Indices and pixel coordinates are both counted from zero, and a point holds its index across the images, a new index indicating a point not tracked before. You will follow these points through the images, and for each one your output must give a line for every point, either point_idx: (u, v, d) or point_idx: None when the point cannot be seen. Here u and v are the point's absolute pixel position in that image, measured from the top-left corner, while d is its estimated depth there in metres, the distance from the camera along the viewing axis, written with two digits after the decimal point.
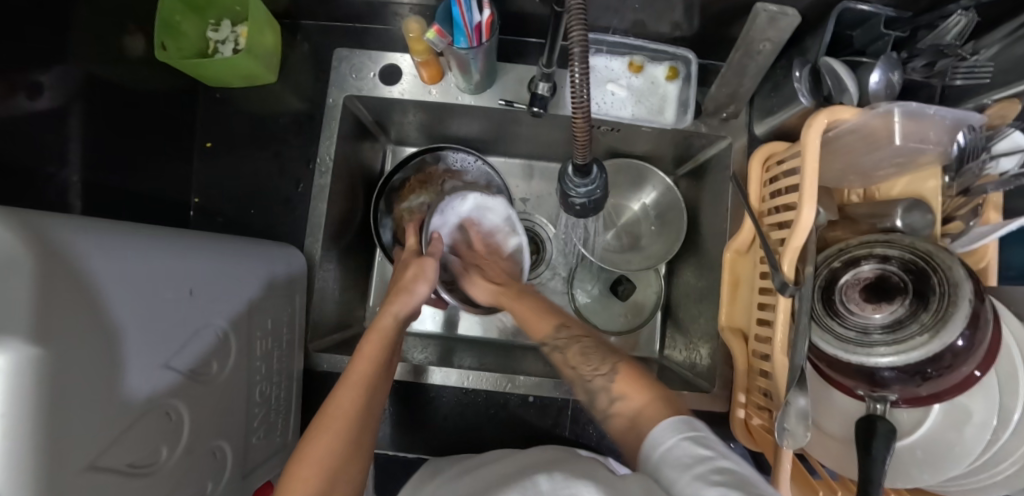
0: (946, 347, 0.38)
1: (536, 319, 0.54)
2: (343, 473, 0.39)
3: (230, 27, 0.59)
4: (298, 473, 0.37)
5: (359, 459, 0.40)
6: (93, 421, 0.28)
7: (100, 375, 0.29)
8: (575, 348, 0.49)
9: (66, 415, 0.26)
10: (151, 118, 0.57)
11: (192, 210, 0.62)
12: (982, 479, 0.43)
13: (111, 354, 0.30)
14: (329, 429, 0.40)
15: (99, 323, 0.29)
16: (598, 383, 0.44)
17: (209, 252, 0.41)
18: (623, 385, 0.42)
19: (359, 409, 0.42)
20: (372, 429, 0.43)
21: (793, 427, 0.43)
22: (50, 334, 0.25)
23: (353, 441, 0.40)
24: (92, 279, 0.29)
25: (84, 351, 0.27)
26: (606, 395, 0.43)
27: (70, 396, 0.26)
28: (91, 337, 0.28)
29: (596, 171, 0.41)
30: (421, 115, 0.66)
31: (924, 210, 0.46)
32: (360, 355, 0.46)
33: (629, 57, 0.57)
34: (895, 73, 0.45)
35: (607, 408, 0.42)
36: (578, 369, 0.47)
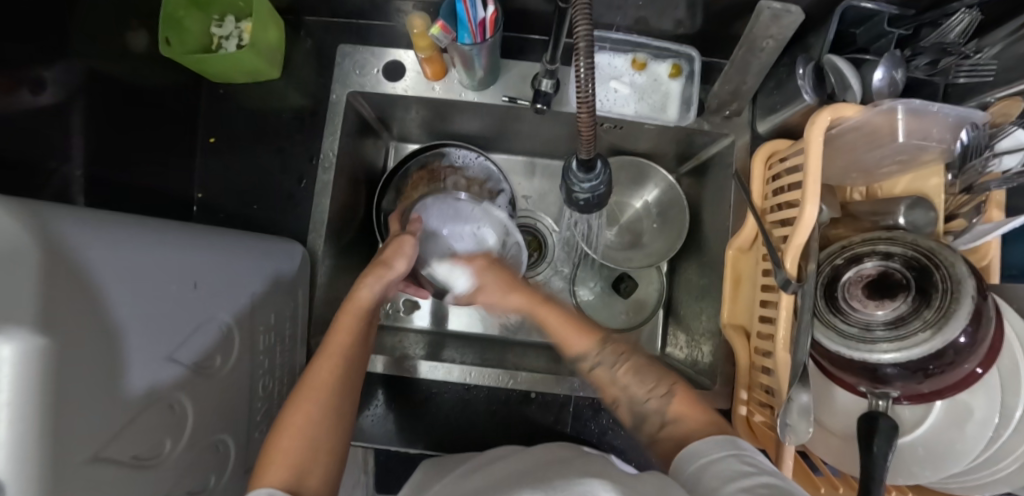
0: (948, 343, 0.38)
1: (569, 332, 0.52)
2: (325, 441, 0.41)
3: (234, 23, 0.60)
4: (281, 443, 0.39)
5: (339, 429, 0.43)
6: (97, 413, 0.28)
7: (106, 367, 0.29)
8: (626, 365, 0.50)
9: (70, 405, 0.26)
10: (154, 113, 0.57)
11: (195, 205, 0.62)
12: (983, 477, 0.43)
13: (116, 345, 0.30)
14: (308, 401, 0.42)
15: (104, 314, 0.29)
16: (652, 406, 0.45)
17: (212, 245, 0.41)
18: (679, 408, 0.43)
19: (336, 382, 0.44)
20: (351, 400, 0.45)
21: (794, 423, 0.43)
22: (55, 326, 0.25)
23: (331, 411, 0.42)
24: (97, 272, 0.29)
25: (88, 343, 0.27)
26: (657, 417, 0.44)
27: (74, 387, 0.26)
28: (95, 327, 0.28)
29: (600, 166, 0.41)
30: (424, 111, 0.66)
31: (926, 207, 0.46)
32: (338, 330, 0.47)
33: (632, 54, 0.57)
34: (898, 71, 0.45)
35: (656, 432, 0.43)
36: (628, 388, 0.47)
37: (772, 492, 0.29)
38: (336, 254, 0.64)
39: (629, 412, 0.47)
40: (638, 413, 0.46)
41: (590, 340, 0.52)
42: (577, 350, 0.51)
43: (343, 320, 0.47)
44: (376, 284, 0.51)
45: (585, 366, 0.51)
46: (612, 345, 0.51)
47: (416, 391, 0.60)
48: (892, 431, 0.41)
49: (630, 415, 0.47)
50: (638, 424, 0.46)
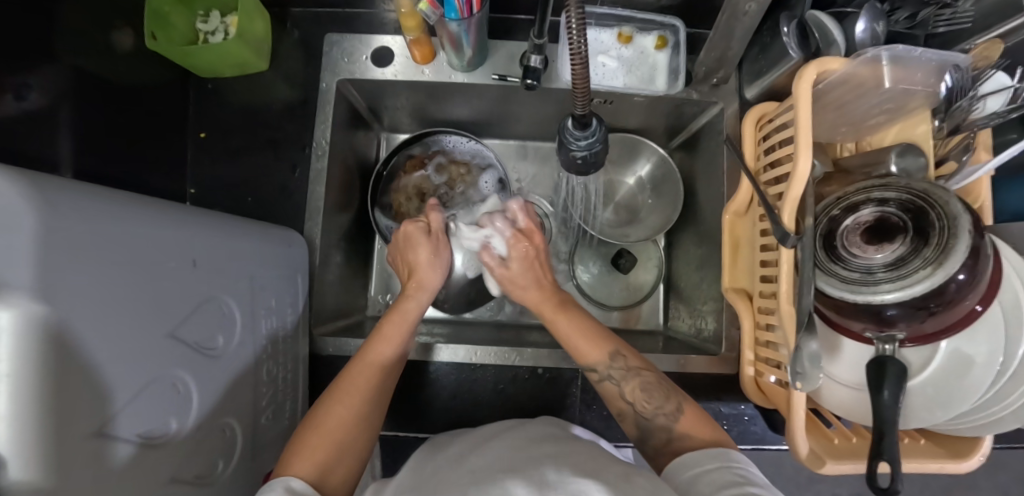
0: (949, 279, 0.38)
1: (582, 342, 0.51)
2: (353, 443, 0.44)
3: (219, 17, 0.60)
4: (311, 438, 0.42)
5: (366, 433, 0.45)
6: (101, 387, 0.27)
7: (108, 337, 0.28)
8: (636, 382, 0.48)
9: (76, 375, 0.25)
10: (142, 109, 0.56)
11: (188, 201, 0.62)
12: (994, 413, 0.43)
13: (120, 318, 0.29)
14: (342, 403, 0.45)
15: (104, 284, 0.28)
16: (659, 423, 0.46)
17: (210, 226, 0.40)
18: (686, 425, 0.44)
19: (373, 387, 0.46)
20: (381, 407, 0.47)
21: (806, 370, 0.43)
22: (55, 289, 0.24)
23: (363, 416, 0.45)
24: (97, 240, 0.28)
25: (91, 308, 0.27)
26: (664, 434, 0.45)
27: (78, 355, 0.26)
28: (96, 295, 0.27)
29: (596, 124, 0.42)
30: (414, 98, 0.66)
31: (916, 153, 0.47)
32: (382, 338, 0.50)
33: (618, 28, 0.58)
34: (879, 23, 0.46)
35: (662, 446, 0.45)
36: (637, 406, 0.48)
37: None
38: (333, 244, 0.63)
39: (635, 426, 0.48)
40: (644, 428, 0.47)
41: (602, 351, 0.50)
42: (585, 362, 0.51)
43: (386, 330, 0.51)
44: (423, 298, 0.55)
45: (594, 376, 0.50)
46: (624, 359, 0.49)
47: (420, 374, 0.59)
48: (901, 374, 0.41)
49: (635, 430, 0.48)
50: (643, 438, 0.47)
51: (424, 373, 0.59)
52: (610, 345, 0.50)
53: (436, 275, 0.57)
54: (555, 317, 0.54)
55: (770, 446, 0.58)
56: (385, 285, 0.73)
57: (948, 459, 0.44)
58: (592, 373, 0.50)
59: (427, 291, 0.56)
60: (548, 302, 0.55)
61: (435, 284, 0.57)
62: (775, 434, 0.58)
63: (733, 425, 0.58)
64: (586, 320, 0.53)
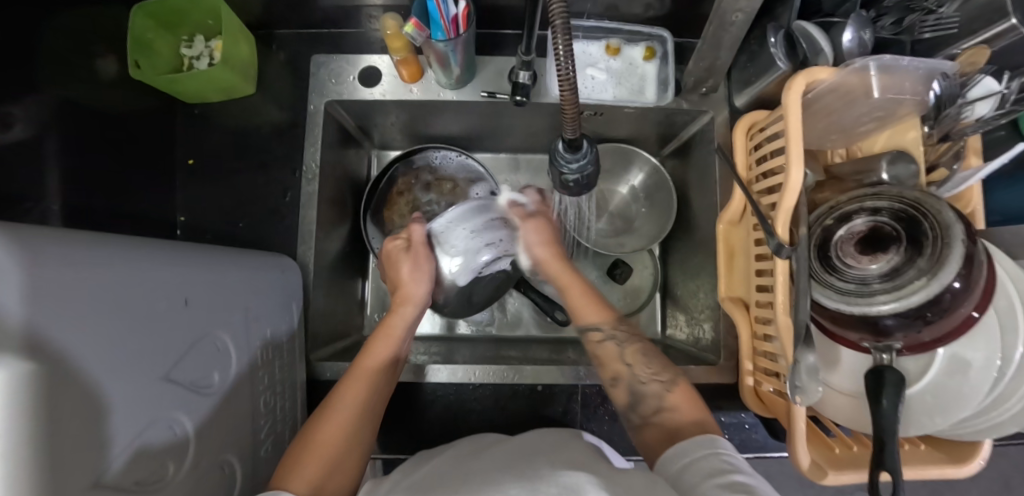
0: (944, 288, 0.38)
1: (586, 304, 0.54)
2: (345, 459, 0.44)
3: (203, 42, 0.60)
4: (303, 455, 0.42)
5: (357, 450, 0.45)
6: (96, 439, 0.27)
7: (103, 390, 0.28)
8: (635, 346, 0.51)
9: (73, 430, 0.25)
10: (129, 138, 0.56)
11: (178, 228, 0.61)
12: (992, 418, 0.43)
13: (114, 365, 0.29)
14: (334, 419, 0.45)
15: (96, 334, 0.28)
16: (652, 390, 0.48)
17: (200, 262, 0.40)
18: (678, 398, 0.46)
19: (363, 404, 0.47)
20: (372, 423, 0.48)
21: (805, 383, 0.43)
22: (45, 347, 0.24)
23: (354, 432, 0.45)
24: (87, 288, 0.28)
25: (83, 359, 0.26)
26: (655, 401, 0.47)
27: (74, 409, 0.25)
28: (88, 347, 0.27)
29: (586, 146, 0.41)
30: (404, 115, 0.65)
31: (907, 161, 0.47)
32: (367, 353, 0.50)
33: (606, 40, 0.58)
34: (866, 32, 0.47)
35: (650, 416, 0.47)
36: (634, 367, 0.50)
37: (747, 490, 0.33)
38: (327, 266, 0.63)
39: (627, 391, 0.49)
40: (636, 393, 0.49)
41: (603, 315, 0.53)
42: (587, 323, 0.53)
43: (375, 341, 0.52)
44: (410, 311, 0.55)
45: (596, 336, 0.53)
46: (627, 325, 0.52)
47: (419, 393, 0.59)
48: (900, 382, 0.41)
49: (626, 395, 0.49)
50: (633, 406, 0.48)
51: (423, 393, 0.59)
52: (608, 314, 0.53)
53: (421, 287, 0.55)
54: (564, 278, 0.56)
55: (772, 454, 0.58)
56: (381, 303, 0.72)
57: (948, 464, 0.44)
58: (596, 332, 0.53)
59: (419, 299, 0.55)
60: (555, 263, 0.57)
61: (423, 294, 0.55)
62: (776, 442, 0.58)
63: (734, 434, 0.58)
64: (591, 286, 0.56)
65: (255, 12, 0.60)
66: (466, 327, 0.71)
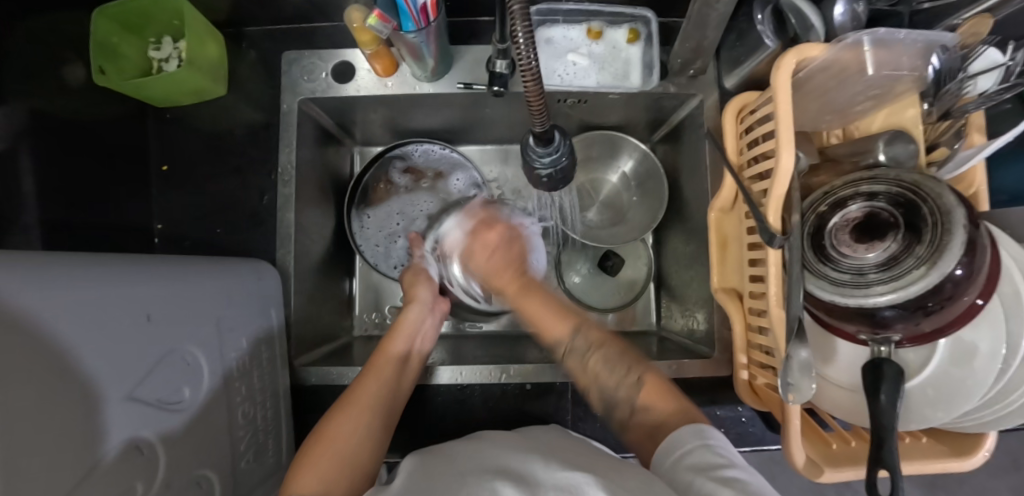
0: (945, 278, 0.36)
1: (548, 320, 0.51)
2: (360, 455, 0.42)
3: (171, 43, 0.57)
4: (317, 451, 0.41)
5: (374, 450, 0.44)
6: (67, 463, 0.26)
7: (69, 415, 0.27)
8: (599, 355, 0.49)
9: (45, 458, 0.24)
10: (101, 145, 0.54)
11: (156, 237, 0.60)
12: (996, 410, 0.41)
13: (79, 391, 0.28)
14: (346, 417, 0.44)
15: (59, 357, 0.27)
16: (623, 397, 0.46)
17: (160, 276, 0.38)
18: (649, 395, 0.45)
19: (376, 400, 0.46)
20: (388, 419, 0.46)
21: (798, 381, 0.41)
22: (8, 376, 0.23)
23: (367, 428, 0.44)
24: (46, 309, 0.27)
25: (46, 388, 0.25)
26: (628, 406, 0.46)
27: (42, 437, 0.24)
28: (51, 369, 0.26)
29: (559, 138, 0.40)
30: (384, 111, 0.63)
31: (906, 141, 0.45)
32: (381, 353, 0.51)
33: (587, 23, 0.55)
34: (859, 4, 0.44)
35: (629, 418, 0.46)
36: (598, 377, 0.48)
37: (739, 485, 0.31)
38: (311, 269, 0.62)
39: (600, 400, 0.49)
40: (609, 400, 0.48)
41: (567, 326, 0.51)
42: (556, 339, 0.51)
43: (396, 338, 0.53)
44: (416, 310, 0.56)
45: (561, 352, 0.51)
46: (586, 333, 0.50)
47: (416, 396, 0.58)
48: (899, 375, 0.40)
49: (602, 402, 0.49)
50: (610, 408, 0.48)
51: (413, 393, 0.58)
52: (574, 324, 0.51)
53: (426, 289, 0.58)
54: (521, 301, 0.53)
55: (770, 447, 0.56)
56: (370, 304, 0.71)
57: (953, 457, 0.43)
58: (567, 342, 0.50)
59: (419, 301, 0.57)
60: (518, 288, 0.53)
61: (429, 295, 0.58)
62: (774, 435, 0.56)
63: (731, 428, 0.57)
64: (550, 298, 0.53)
65: (222, 9, 0.58)
66: (468, 325, 0.70)
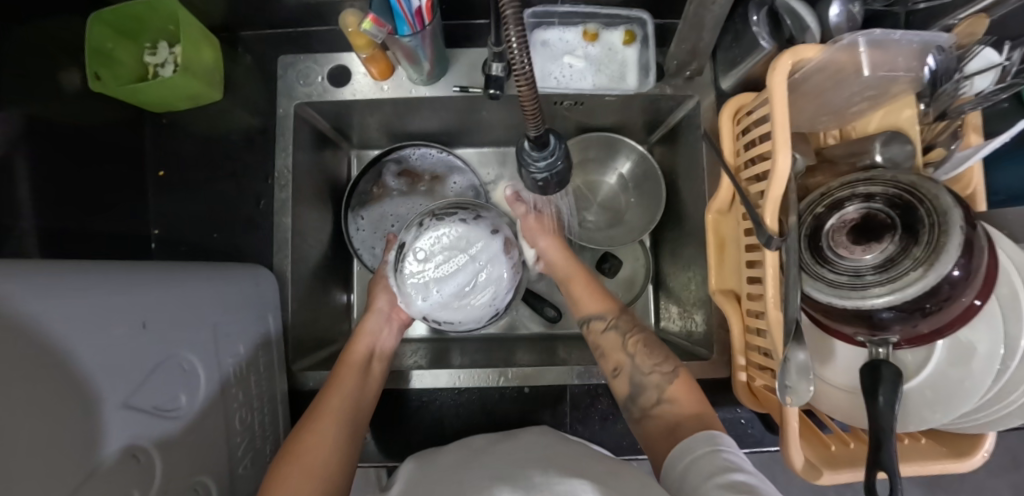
0: (942, 279, 0.36)
1: (590, 295, 0.56)
2: (331, 466, 0.43)
3: (167, 48, 0.57)
4: (290, 458, 0.42)
5: (348, 453, 0.45)
6: (61, 474, 0.26)
7: (62, 425, 0.27)
8: (638, 336, 0.52)
9: (36, 470, 0.24)
10: (98, 151, 0.54)
11: (153, 242, 0.60)
12: (995, 411, 0.41)
13: (73, 400, 0.28)
14: (317, 429, 0.45)
15: (52, 367, 0.27)
16: (653, 381, 0.48)
17: (156, 283, 0.38)
18: (679, 389, 0.47)
19: (344, 412, 0.47)
20: (359, 424, 0.48)
21: (795, 383, 0.41)
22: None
23: (339, 432, 0.45)
24: (39, 319, 0.26)
25: (36, 399, 0.25)
26: (656, 391, 0.47)
27: (33, 450, 0.24)
28: (44, 380, 0.26)
29: (554, 142, 0.40)
30: (380, 114, 0.63)
31: (902, 142, 0.45)
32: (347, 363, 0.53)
33: (582, 25, 0.55)
34: (854, 4, 0.44)
35: (651, 406, 0.46)
36: (636, 355, 0.50)
37: (746, 491, 0.31)
38: (308, 273, 0.62)
39: (628, 382, 0.49)
40: (638, 382, 0.48)
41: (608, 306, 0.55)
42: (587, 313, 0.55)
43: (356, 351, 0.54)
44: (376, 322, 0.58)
45: (596, 326, 0.54)
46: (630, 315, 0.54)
47: (415, 400, 0.58)
48: (897, 377, 0.39)
49: (627, 384, 0.49)
50: (633, 398, 0.48)
51: (412, 396, 0.58)
52: (603, 306, 0.55)
53: (383, 299, 0.59)
54: (573, 278, 0.58)
55: (769, 449, 0.56)
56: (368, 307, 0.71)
57: (951, 458, 0.42)
58: (599, 322, 0.54)
59: (377, 311, 0.59)
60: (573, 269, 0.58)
61: (386, 304, 0.59)
62: (772, 436, 0.56)
63: (729, 430, 0.56)
64: (597, 283, 0.58)
65: (218, 14, 0.58)
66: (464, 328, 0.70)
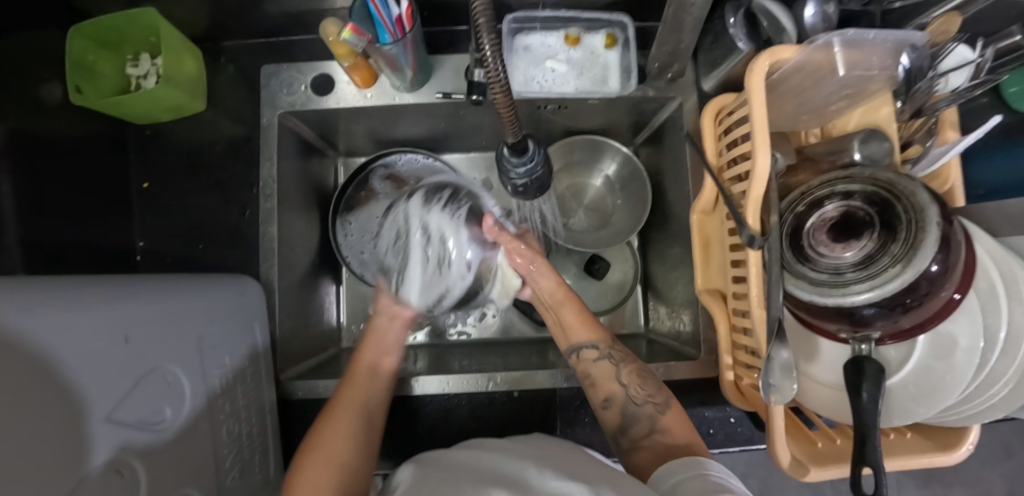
0: (920, 275, 0.36)
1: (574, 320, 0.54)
2: (351, 458, 0.43)
3: (149, 61, 0.57)
4: (308, 458, 0.42)
5: (368, 450, 0.46)
6: (44, 491, 0.26)
7: (46, 439, 0.27)
8: (632, 367, 0.51)
9: (20, 487, 0.24)
10: (81, 163, 0.54)
11: (139, 254, 0.60)
12: (978, 404, 0.41)
13: (55, 414, 0.28)
14: (336, 421, 0.46)
15: (35, 383, 0.27)
16: (646, 412, 0.48)
17: (138, 296, 0.38)
18: (670, 420, 0.47)
19: (358, 405, 0.48)
20: (376, 423, 0.48)
21: (779, 381, 0.41)
22: None
23: (354, 431, 0.46)
24: (18, 336, 0.26)
25: (20, 416, 0.25)
26: (648, 423, 0.47)
27: (16, 467, 0.24)
28: (27, 396, 0.26)
29: (534, 148, 0.40)
30: (365, 122, 0.63)
31: (880, 139, 0.45)
32: (360, 364, 0.53)
33: (564, 30, 0.56)
34: (829, 4, 0.44)
35: (639, 439, 0.47)
36: (630, 387, 0.49)
37: None
38: (296, 283, 0.61)
39: (620, 412, 0.49)
40: (629, 414, 0.48)
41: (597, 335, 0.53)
42: (577, 342, 0.53)
43: (369, 348, 0.54)
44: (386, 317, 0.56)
45: (592, 353, 0.52)
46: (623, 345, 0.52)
47: (404, 406, 0.58)
48: (879, 373, 0.40)
49: (619, 416, 0.49)
50: (624, 429, 0.48)
51: (402, 402, 0.58)
52: (593, 335, 0.53)
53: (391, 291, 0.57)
54: (562, 306, 0.55)
55: (757, 447, 0.57)
56: (358, 314, 0.71)
57: (936, 452, 0.43)
58: (591, 350, 0.52)
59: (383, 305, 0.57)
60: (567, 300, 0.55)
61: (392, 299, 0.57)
62: (761, 434, 0.56)
63: (719, 429, 0.57)
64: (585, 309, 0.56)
65: (200, 24, 0.58)
66: (454, 332, 0.70)
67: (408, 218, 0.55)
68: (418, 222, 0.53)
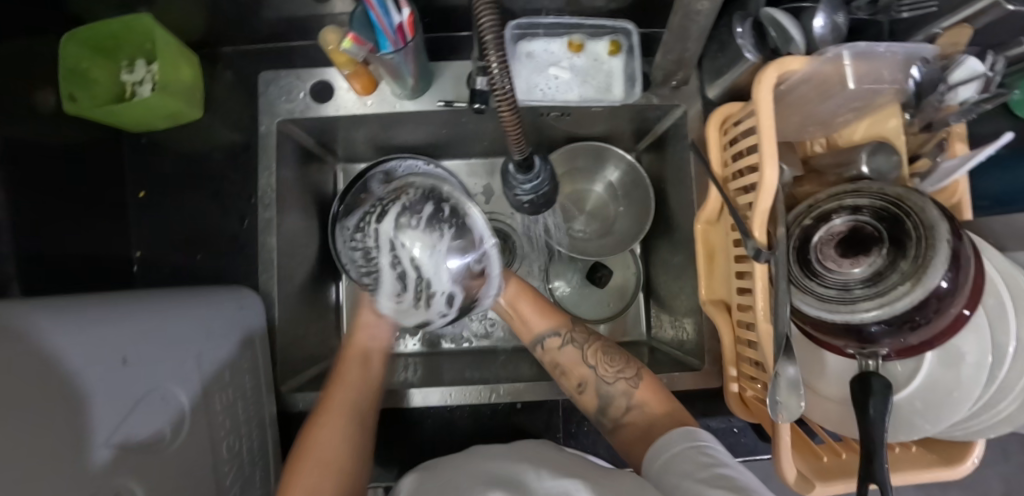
0: (930, 292, 0.36)
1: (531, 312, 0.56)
2: (344, 463, 0.44)
3: (144, 66, 0.56)
4: (296, 466, 0.43)
5: (361, 454, 0.46)
6: None
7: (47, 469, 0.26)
8: (596, 346, 0.52)
9: None
10: (76, 172, 0.53)
11: (135, 264, 0.59)
12: (984, 419, 0.41)
13: (54, 445, 0.27)
14: (324, 428, 0.46)
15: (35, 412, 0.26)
16: (619, 389, 0.48)
17: (132, 314, 0.37)
18: (643, 393, 0.48)
19: (350, 407, 0.48)
20: (368, 422, 0.48)
21: (785, 398, 0.41)
22: None
23: (348, 437, 0.46)
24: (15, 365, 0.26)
25: (21, 449, 0.25)
26: (625, 399, 0.48)
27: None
28: (27, 426, 0.25)
29: (539, 163, 0.39)
30: (365, 129, 0.62)
31: (888, 152, 0.45)
32: (343, 377, 0.51)
33: (568, 36, 0.55)
34: (839, 15, 0.43)
35: (618, 417, 0.48)
36: (599, 367, 0.50)
37: (730, 485, 0.32)
38: (295, 292, 0.61)
39: (596, 392, 0.49)
40: (603, 395, 0.49)
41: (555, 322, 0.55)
42: (539, 332, 0.54)
43: (353, 354, 0.53)
44: (372, 320, 0.54)
45: (556, 340, 0.53)
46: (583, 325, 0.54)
47: (406, 418, 0.57)
48: (886, 390, 0.39)
49: (595, 399, 0.49)
50: (602, 409, 0.49)
51: (404, 413, 0.57)
52: (555, 321, 0.55)
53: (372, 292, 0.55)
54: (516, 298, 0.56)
55: (761, 457, 0.57)
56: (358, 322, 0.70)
57: (942, 466, 0.43)
58: (555, 338, 0.53)
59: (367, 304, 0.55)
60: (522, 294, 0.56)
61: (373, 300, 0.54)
62: (765, 445, 0.56)
63: (722, 440, 0.57)
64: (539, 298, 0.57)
65: (196, 30, 0.57)
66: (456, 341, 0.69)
67: (372, 237, 0.49)
68: (391, 246, 0.47)
